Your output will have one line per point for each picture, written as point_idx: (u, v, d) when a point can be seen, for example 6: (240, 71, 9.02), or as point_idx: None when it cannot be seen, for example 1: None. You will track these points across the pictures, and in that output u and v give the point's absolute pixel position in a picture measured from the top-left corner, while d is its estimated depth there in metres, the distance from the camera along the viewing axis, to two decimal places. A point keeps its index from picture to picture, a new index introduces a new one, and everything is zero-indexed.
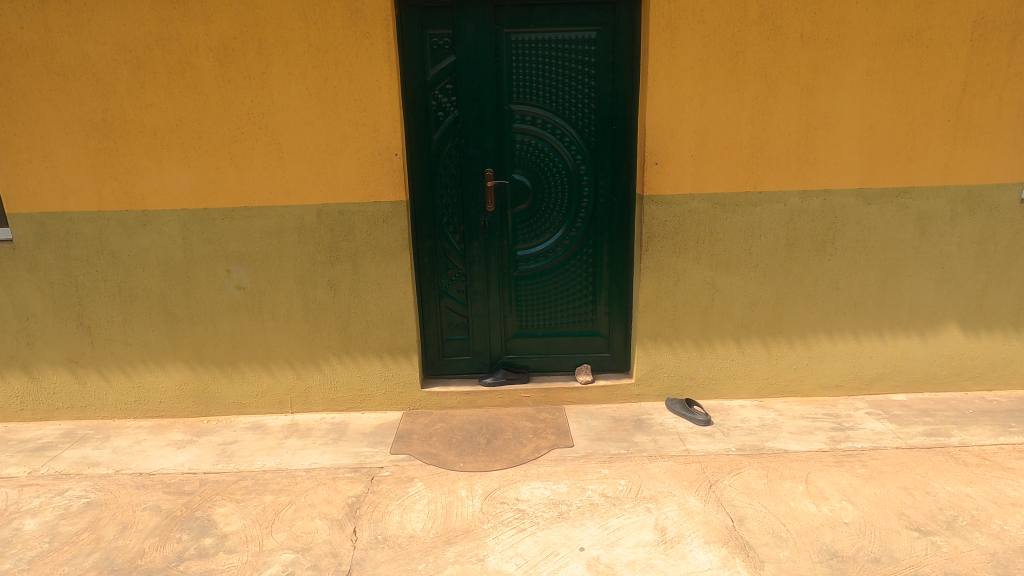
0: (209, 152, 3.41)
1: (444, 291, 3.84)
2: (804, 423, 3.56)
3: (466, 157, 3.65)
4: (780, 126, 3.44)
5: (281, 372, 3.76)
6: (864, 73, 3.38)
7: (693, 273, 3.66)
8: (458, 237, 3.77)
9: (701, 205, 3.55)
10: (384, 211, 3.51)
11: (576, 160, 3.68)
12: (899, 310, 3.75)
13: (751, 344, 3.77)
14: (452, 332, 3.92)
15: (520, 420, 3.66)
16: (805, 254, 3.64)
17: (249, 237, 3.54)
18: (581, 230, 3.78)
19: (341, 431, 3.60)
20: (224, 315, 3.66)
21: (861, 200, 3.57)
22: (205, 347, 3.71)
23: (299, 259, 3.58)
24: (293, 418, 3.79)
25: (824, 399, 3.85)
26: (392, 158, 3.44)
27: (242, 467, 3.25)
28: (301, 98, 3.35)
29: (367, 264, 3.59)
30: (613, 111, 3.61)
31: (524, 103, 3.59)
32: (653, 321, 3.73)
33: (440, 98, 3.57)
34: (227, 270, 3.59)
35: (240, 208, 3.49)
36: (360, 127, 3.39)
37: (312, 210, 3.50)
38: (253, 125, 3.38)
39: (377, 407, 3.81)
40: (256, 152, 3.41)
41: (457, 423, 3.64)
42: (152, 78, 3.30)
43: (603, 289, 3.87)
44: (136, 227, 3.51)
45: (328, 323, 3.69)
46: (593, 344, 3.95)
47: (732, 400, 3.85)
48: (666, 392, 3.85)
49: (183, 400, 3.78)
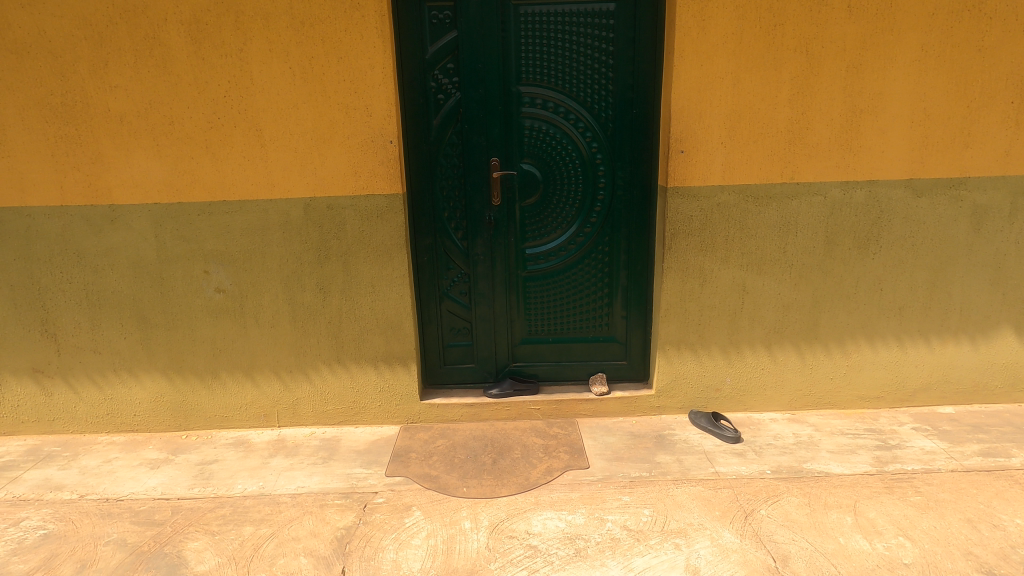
0: (182, 140, 3.04)
1: (445, 293, 3.49)
2: (844, 440, 3.21)
3: (470, 145, 3.28)
4: (823, 109, 3.06)
5: (267, 383, 3.43)
6: (917, 49, 3.00)
7: (722, 274, 3.30)
8: (461, 234, 3.41)
9: (732, 198, 3.18)
10: (379, 206, 3.16)
11: (591, 148, 3.31)
12: (949, 315, 3.39)
13: (784, 352, 3.42)
14: (455, 337, 3.58)
15: (529, 437, 3.32)
16: (845, 252, 3.28)
17: (229, 234, 3.18)
18: (596, 226, 3.42)
19: (332, 449, 3.27)
20: (203, 321, 3.32)
21: (911, 192, 3.19)
22: (184, 357, 3.37)
23: (284, 258, 3.23)
24: (280, 433, 3.46)
25: (863, 412, 3.50)
26: (387, 146, 3.08)
27: (219, 492, 2.92)
28: (284, 78, 2.98)
29: (359, 264, 3.24)
30: (633, 93, 3.24)
31: (535, 85, 3.23)
32: (676, 326, 3.38)
33: (440, 79, 3.20)
34: (205, 272, 3.24)
35: (218, 202, 3.14)
36: (350, 111, 3.03)
37: (298, 204, 3.15)
38: (230, 108, 3.01)
39: (372, 421, 3.48)
40: (235, 140, 3.05)
41: (460, 440, 3.30)
42: (116, 55, 2.93)
43: (620, 291, 3.52)
44: (103, 224, 3.15)
45: (318, 330, 3.35)
46: (608, 351, 3.61)
47: (762, 414, 3.50)
48: (689, 404, 3.50)
49: (159, 414, 3.44)
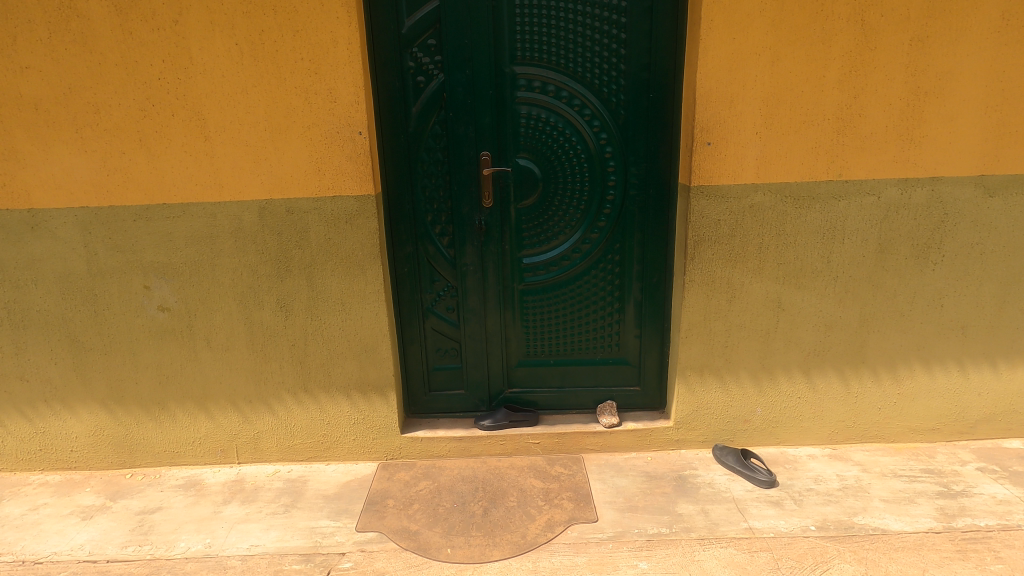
0: (110, 131, 2.55)
1: (429, 309, 3.01)
2: (899, 484, 2.73)
3: (456, 137, 2.78)
4: (879, 91, 2.54)
5: (223, 415, 2.96)
6: (996, 18, 2.47)
7: (754, 288, 2.80)
8: (446, 240, 2.92)
9: (768, 199, 2.67)
10: (347, 209, 2.67)
11: (598, 139, 2.81)
12: (1020, 335, 2.88)
13: (825, 378, 2.93)
14: (442, 360, 3.09)
15: (526, 478, 2.84)
16: (901, 262, 2.77)
17: (172, 243, 2.70)
18: (604, 231, 2.92)
19: (296, 494, 2.80)
20: (145, 344, 2.84)
21: (981, 190, 2.68)
22: (125, 385, 2.90)
23: (238, 271, 2.75)
24: (239, 471, 2.99)
25: (916, 447, 3.00)
26: (355, 138, 2.58)
27: (157, 552, 2.46)
28: (230, 57, 2.48)
29: (326, 277, 2.76)
30: (649, 74, 2.72)
31: (532, 65, 2.71)
32: (699, 348, 2.88)
33: (419, 58, 2.69)
34: (145, 287, 2.76)
35: (156, 205, 2.65)
36: (310, 96, 2.53)
37: (252, 207, 2.66)
38: (167, 94, 2.51)
39: (346, 457, 3.01)
40: (174, 132, 2.56)
41: (447, 482, 2.83)
42: (26, 29, 2.43)
43: (632, 307, 3.02)
44: (23, 232, 2.67)
45: (280, 354, 2.87)
46: (619, 375, 3.12)
47: (797, 449, 3.02)
48: (713, 437, 3.02)
49: (100, 450, 2.98)
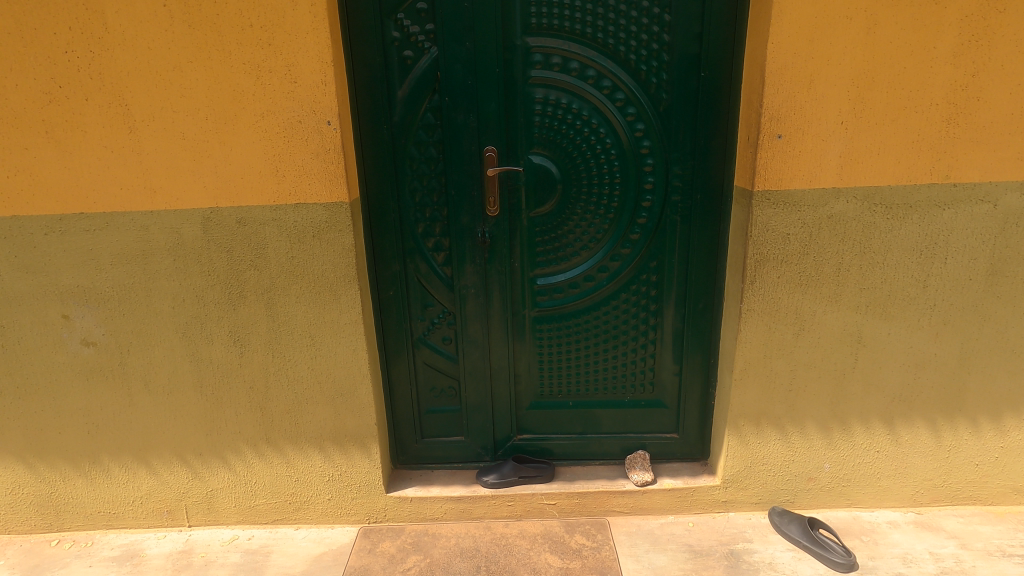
0: (9, 121, 1.98)
1: (420, 340, 2.44)
2: (1012, 568, 2.16)
3: (453, 128, 2.20)
4: (1006, 66, 1.94)
5: (168, 470, 2.41)
6: None
7: (828, 318, 2.22)
8: (442, 256, 2.35)
9: (852, 207, 2.09)
10: (314, 220, 2.10)
11: (633, 131, 2.23)
12: None
13: (911, 429, 2.36)
14: (436, 401, 2.53)
15: (540, 553, 2.29)
16: (1017, 287, 2.18)
17: (94, 262, 2.14)
18: (637, 246, 2.34)
19: (254, 573, 2.25)
20: (69, 386, 2.30)
21: None
22: (46, 435, 2.35)
23: (179, 297, 2.19)
24: (189, 537, 2.45)
25: (1020, 512, 2.43)
26: (323, 129, 2.00)
27: None
28: (158, 23, 1.91)
29: (290, 304, 2.20)
30: (700, 46, 2.12)
31: (551, 35, 2.13)
32: (756, 393, 2.31)
33: (406, 26, 2.11)
34: (64, 317, 2.21)
35: (73, 215, 2.09)
36: (264, 75, 1.96)
37: (195, 217, 2.10)
38: (78, 72, 1.94)
39: (319, 520, 2.47)
40: (91, 121, 1.99)
41: (442, 558, 2.28)
42: None
43: (671, 339, 2.44)
44: None
45: (235, 398, 2.32)
46: (652, 420, 2.55)
47: (873, 513, 2.45)
48: (769, 499, 2.45)
49: (21, 511, 2.44)
